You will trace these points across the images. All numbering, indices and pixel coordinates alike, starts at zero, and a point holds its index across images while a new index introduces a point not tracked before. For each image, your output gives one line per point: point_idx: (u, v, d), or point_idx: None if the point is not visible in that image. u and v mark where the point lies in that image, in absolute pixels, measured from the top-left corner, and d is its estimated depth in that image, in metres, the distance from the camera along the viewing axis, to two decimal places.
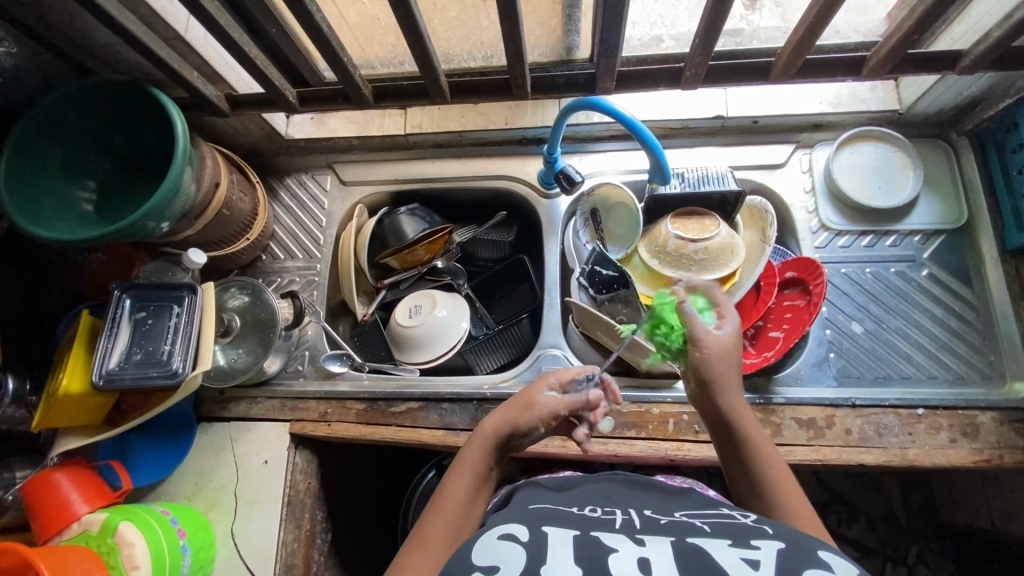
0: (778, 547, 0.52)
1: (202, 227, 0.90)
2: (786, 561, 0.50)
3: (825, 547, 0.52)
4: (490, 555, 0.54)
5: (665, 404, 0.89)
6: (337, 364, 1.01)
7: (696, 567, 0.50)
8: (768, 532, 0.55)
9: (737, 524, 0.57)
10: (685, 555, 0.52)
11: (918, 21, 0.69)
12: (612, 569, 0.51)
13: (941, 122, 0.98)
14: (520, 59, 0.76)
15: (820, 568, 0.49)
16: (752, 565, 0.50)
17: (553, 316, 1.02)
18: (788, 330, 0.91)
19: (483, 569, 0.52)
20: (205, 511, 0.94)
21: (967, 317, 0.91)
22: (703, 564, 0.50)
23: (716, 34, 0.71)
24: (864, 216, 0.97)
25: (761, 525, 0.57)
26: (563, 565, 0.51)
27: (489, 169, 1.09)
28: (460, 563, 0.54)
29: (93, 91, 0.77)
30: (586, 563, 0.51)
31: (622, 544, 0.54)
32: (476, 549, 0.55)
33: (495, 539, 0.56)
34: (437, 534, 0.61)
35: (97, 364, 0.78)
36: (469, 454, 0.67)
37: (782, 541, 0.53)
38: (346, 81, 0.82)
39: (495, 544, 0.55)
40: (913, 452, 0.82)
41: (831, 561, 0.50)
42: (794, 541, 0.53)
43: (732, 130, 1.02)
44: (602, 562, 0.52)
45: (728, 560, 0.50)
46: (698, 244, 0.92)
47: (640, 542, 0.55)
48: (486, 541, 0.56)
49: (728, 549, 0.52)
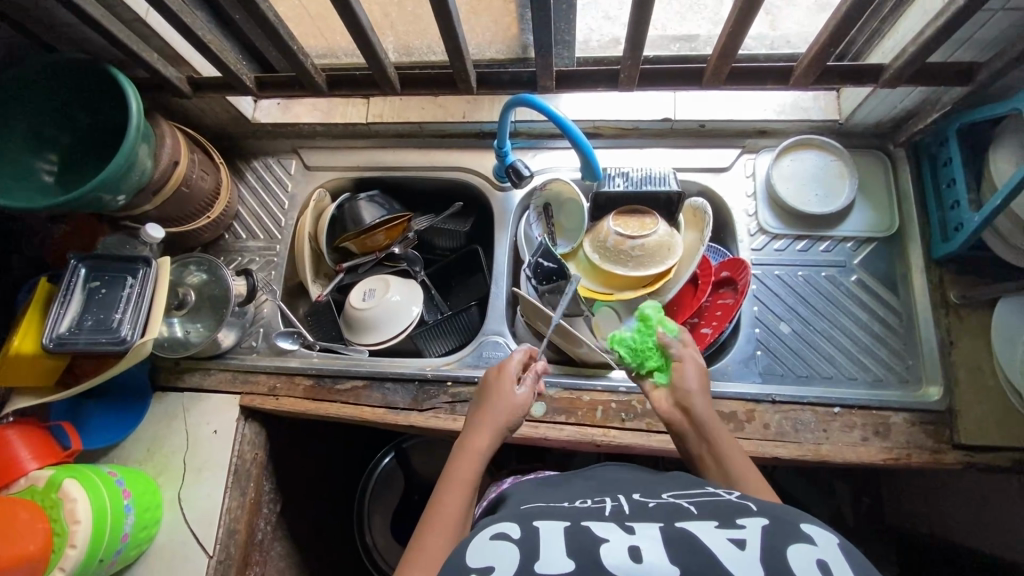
0: (762, 524, 0.56)
1: (160, 202, 0.94)
2: (771, 536, 0.54)
3: (805, 519, 0.57)
4: (484, 556, 0.56)
5: (594, 392, 0.93)
6: (289, 342, 1.04)
7: (687, 549, 0.54)
8: (751, 510, 0.59)
9: (723, 503, 0.61)
10: (674, 537, 0.55)
11: (833, 34, 0.73)
12: (604, 554, 0.54)
13: (880, 133, 1.02)
14: (461, 54, 0.80)
15: (803, 539, 0.54)
16: (738, 544, 0.54)
17: (499, 305, 1.06)
18: (717, 326, 0.94)
19: (478, 570, 0.54)
20: (155, 476, 0.98)
21: (890, 322, 0.94)
22: (693, 546, 0.54)
23: (643, 38, 0.75)
24: (801, 221, 1.00)
25: (745, 503, 0.61)
26: (555, 557, 0.54)
27: (448, 160, 1.12)
28: (456, 563, 0.56)
29: (54, 68, 0.81)
30: (579, 552, 0.54)
31: (613, 533, 0.57)
32: (471, 550, 0.57)
33: (487, 539, 0.59)
34: (440, 543, 0.63)
35: (49, 328, 0.82)
36: (464, 468, 0.70)
37: (766, 517, 0.57)
38: (297, 68, 0.86)
39: (487, 544, 0.57)
40: (826, 447, 0.86)
41: (812, 533, 0.55)
42: (777, 517, 0.57)
43: (681, 133, 1.06)
44: (595, 550, 0.54)
45: (716, 540, 0.54)
46: (636, 242, 0.95)
47: (629, 529, 0.58)
48: (480, 540, 0.58)
49: (714, 530, 0.56)
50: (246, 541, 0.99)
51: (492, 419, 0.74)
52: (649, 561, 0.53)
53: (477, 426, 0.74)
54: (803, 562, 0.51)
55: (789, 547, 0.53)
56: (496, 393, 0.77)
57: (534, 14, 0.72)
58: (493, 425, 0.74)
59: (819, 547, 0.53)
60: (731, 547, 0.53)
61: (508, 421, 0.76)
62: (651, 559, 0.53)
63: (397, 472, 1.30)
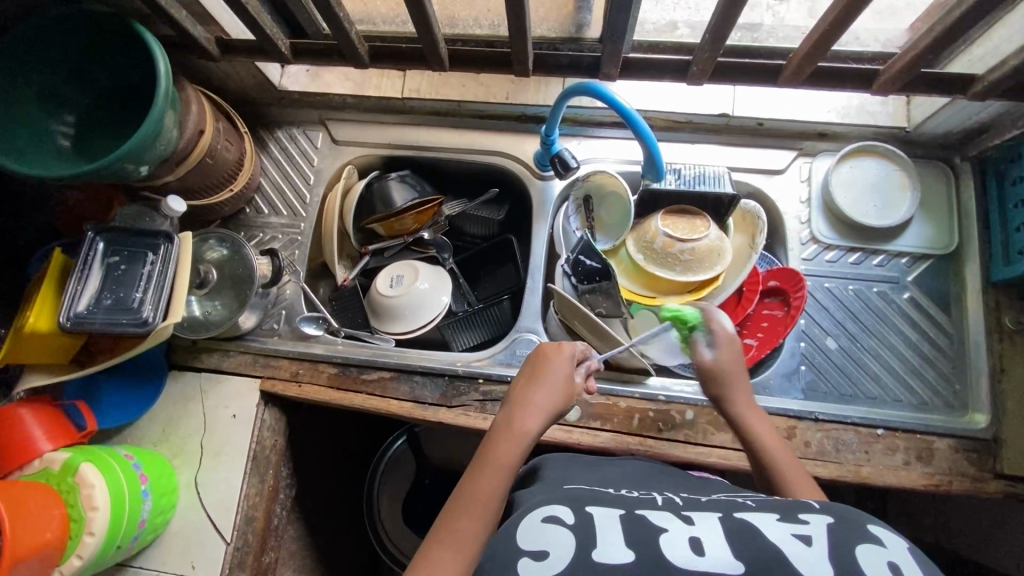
0: (827, 522, 0.54)
1: (183, 173, 0.88)
2: (837, 534, 0.52)
3: (870, 519, 0.55)
4: (537, 537, 0.54)
5: (630, 400, 0.90)
6: (313, 327, 1.00)
7: (751, 542, 0.51)
8: (813, 507, 0.57)
9: (782, 500, 0.59)
10: (736, 530, 0.53)
11: (935, 39, 0.67)
12: (664, 546, 0.52)
13: (946, 144, 0.96)
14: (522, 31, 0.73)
15: (871, 540, 0.51)
16: (805, 541, 0.51)
17: (534, 301, 1.01)
18: (761, 338, 0.92)
19: (533, 554, 0.52)
20: (171, 458, 0.95)
21: (941, 344, 0.91)
22: (758, 542, 0.51)
23: (727, 30, 0.70)
24: (855, 233, 0.96)
25: (805, 501, 0.59)
26: (614, 547, 0.52)
27: (486, 143, 1.06)
28: (508, 546, 0.54)
29: (72, 20, 0.73)
30: (640, 545, 0.52)
31: (671, 522, 0.55)
32: (522, 531, 0.55)
33: (538, 521, 0.56)
34: (470, 530, 0.60)
35: (66, 306, 0.77)
36: (506, 450, 0.65)
37: (829, 515, 0.55)
38: (341, 37, 0.79)
39: (540, 526, 0.55)
40: (867, 469, 0.84)
41: (880, 534, 0.52)
42: (843, 516, 0.54)
43: (736, 130, 1.01)
44: (654, 540, 0.53)
45: (781, 535, 0.52)
46: (685, 245, 0.91)
47: (688, 520, 0.56)
48: (531, 520, 0.56)
49: (776, 524, 0.54)
50: (263, 529, 0.96)
51: (539, 401, 0.69)
52: (712, 554, 0.51)
53: (523, 407, 0.69)
54: (873, 562, 0.49)
55: (857, 545, 0.51)
56: (546, 369, 0.72)
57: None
58: (541, 408, 0.69)
59: (888, 548, 0.51)
60: (798, 545, 0.50)
61: (560, 405, 0.70)
62: (713, 552, 0.51)
63: (410, 456, 1.27)
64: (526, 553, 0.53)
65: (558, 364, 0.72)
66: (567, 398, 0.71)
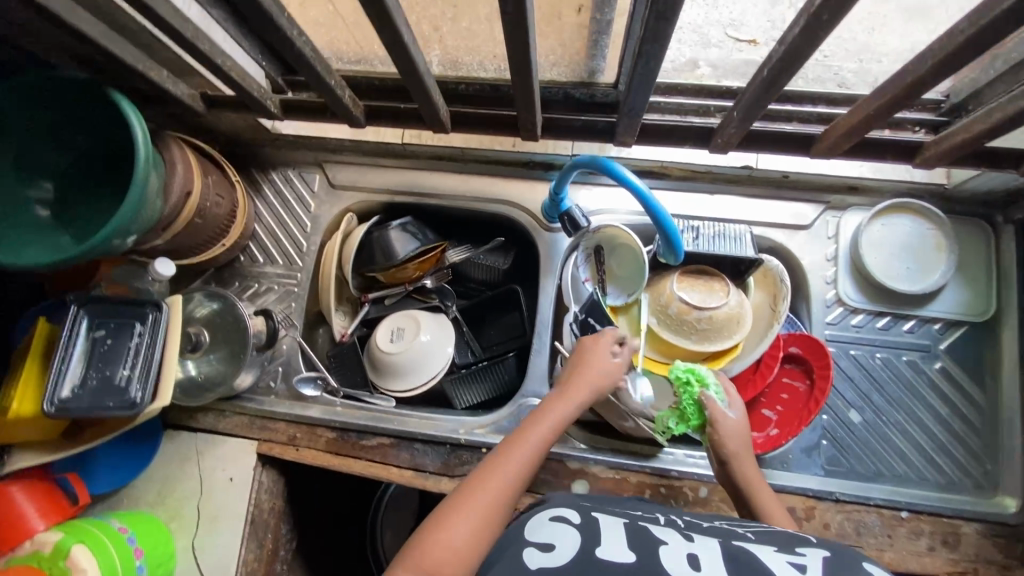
0: (825, 554, 0.56)
1: (171, 236, 0.83)
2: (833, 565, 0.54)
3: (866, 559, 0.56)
4: (544, 533, 0.60)
5: (642, 475, 0.86)
6: (311, 388, 0.96)
7: (746, 562, 0.54)
8: (811, 542, 0.60)
9: (782, 534, 0.62)
10: (735, 552, 0.56)
11: (995, 123, 0.60)
12: (665, 557, 0.56)
13: (989, 202, 0.89)
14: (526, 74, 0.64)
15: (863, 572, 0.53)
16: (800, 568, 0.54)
17: (540, 363, 0.96)
18: (782, 412, 0.88)
19: (539, 545, 0.58)
20: (167, 521, 0.92)
21: (971, 419, 0.86)
22: (752, 564, 0.54)
23: (759, 111, 0.65)
24: (885, 296, 0.90)
25: (804, 538, 0.61)
26: (616, 549, 0.57)
27: (491, 191, 1.00)
28: (517, 537, 0.60)
29: (44, 87, 0.68)
30: (640, 550, 0.56)
31: (672, 540, 0.59)
32: (532, 525, 0.62)
33: (547, 520, 0.62)
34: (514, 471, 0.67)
35: (48, 390, 0.73)
36: (552, 412, 0.74)
37: (827, 549, 0.57)
38: (333, 101, 0.73)
39: (547, 524, 0.61)
40: (889, 556, 0.80)
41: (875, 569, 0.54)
42: (839, 551, 0.57)
43: (759, 180, 0.94)
44: (654, 551, 0.57)
45: (777, 561, 0.55)
46: (702, 313, 0.85)
47: (690, 539, 0.60)
48: (539, 519, 0.62)
49: (775, 553, 0.56)
50: None
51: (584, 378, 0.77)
52: (707, 568, 0.54)
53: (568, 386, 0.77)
54: None
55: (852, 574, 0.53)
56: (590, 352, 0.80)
57: (639, 61, 0.61)
58: (584, 385, 0.77)
59: None
60: (792, 569, 0.53)
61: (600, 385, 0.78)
62: (709, 567, 0.54)
63: (412, 494, 1.23)
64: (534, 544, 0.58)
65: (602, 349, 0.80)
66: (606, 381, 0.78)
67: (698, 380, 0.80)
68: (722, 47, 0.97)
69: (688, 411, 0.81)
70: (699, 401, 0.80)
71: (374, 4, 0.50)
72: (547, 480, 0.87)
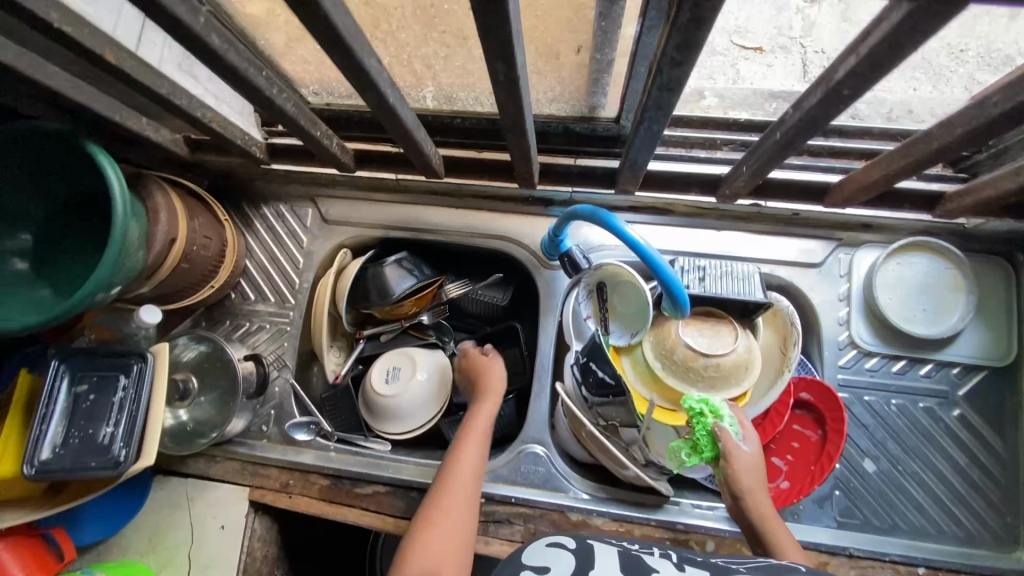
0: None
1: (157, 283, 0.80)
2: None
3: None
4: (541, 557, 0.54)
5: (647, 528, 0.83)
6: (303, 433, 0.93)
7: None
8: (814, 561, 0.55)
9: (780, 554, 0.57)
10: None
11: None
12: None
13: (1011, 239, 0.85)
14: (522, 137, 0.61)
15: None
16: None
17: (540, 406, 0.93)
18: (793, 461, 0.84)
19: (536, 567, 0.52)
20: (157, 570, 0.89)
21: (991, 469, 0.83)
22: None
23: (769, 169, 0.64)
24: (899, 339, 0.86)
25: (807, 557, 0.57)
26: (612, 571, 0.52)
27: (488, 226, 0.96)
28: (511, 561, 0.54)
29: (18, 140, 0.65)
30: None
31: (669, 567, 0.55)
32: (528, 552, 0.56)
33: (543, 546, 0.57)
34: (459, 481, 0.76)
35: (28, 454, 0.70)
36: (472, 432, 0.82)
37: None
38: (319, 148, 0.69)
39: (544, 549, 0.56)
40: None
41: None
42: None
43: (767, 217, 0.90)
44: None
45: None
46: (709, 359, 0.81)
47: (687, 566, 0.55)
48: (535, 546, 0.57)
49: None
50: None
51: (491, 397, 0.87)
52: None
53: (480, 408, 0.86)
54: None
55: None
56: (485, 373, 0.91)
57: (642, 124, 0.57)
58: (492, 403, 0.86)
59: None
60: None
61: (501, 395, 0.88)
62: None
63: None
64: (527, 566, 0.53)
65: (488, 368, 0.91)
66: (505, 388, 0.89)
67: (714, 413, 0.74)
68: (726, 55, 0.89)
69: (701, 443, 0.74)
70: (713, 434, 0.74)
71: (353, 69, 0.46)
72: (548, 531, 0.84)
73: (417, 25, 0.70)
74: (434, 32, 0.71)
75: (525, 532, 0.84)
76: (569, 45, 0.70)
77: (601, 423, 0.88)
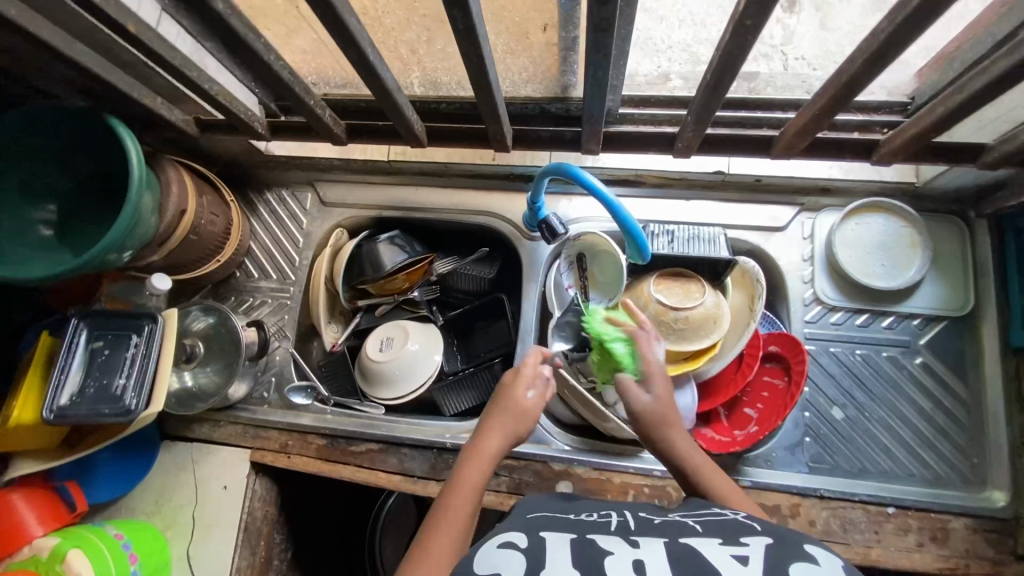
0: (764, 543, 0.54)
1: (168, 252, 0.88)
2: (772, 554, 0.52)
3: (807, 539, 0.55)
4: (492, 562, 0.53)
5: (626, 475, 0.87)
6: (302, 396, 0.99)
7: (693, 564, 0.51)
8: (755, 529, 0.57)
9: (724, 522, 0.59)
10: (679, 553, 0.52)
11: (936, 120, 0.63)
12: (610, 568, 0.52)
13: (961, 198, 0.91)
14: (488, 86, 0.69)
15: (802, 557, 0.52)
16: (742, 561, 0.51)
17: (525, 366, 0.99)
18: (763, 409, 0.88)
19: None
20: (164, 529, 0.95)
21: (956, 413, 0.86)
22: (693, 564, 0.51)
23: (710, 113, 0.70)
24: (862, 293, 0.91)
25: (747, 523, 0.58)
26: (562, 566, 0.52)
27: (474, 203, 1.04)
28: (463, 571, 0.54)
29: (48, 118, 0.74)
30: (586, 565, 0.52)
31: (618, 546, 0.54)
32: (480, 555, 0.55)
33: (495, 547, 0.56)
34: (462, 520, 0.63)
35: (48, 399, 0.76)
36: (475, 469, 0.67)
37: (769, 535, 0.55)
38: (314, 119, 0.78)
39: (494, 552, 0.54)
40: (877, 552, 0.79)
41: (813, 551, 0.53)
42: (780, 536, 0.55)
43: (733, 186, 0.96)
44: (598, 563, 0.52)
45: (719, 555, 0.52)
46: (679, 313, 0.86)
47: (634, 542, 0.55)
48: (487, 546, 0.56)
49: (717, 546, 0.54)
50: None
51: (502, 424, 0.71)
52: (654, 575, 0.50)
53: (484, 429, 0.71)
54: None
55: (793, 562, 0.51)
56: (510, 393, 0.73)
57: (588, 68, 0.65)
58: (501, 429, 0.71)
59: (820, 566, 0.51)
60: (733, 564, 0.51)
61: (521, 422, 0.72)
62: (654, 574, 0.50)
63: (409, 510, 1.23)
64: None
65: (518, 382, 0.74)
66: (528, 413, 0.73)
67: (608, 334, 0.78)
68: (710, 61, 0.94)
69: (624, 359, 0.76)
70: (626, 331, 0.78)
71: (336, 23, 0.57)
72: (532, 481, 0.88)
73: (400, 9, 0.82)
74: (416, 15, 0.82)
75: (509, 483, 0.89)
76: (535, 23, 0.80)
77: (583, 381, 0.92)
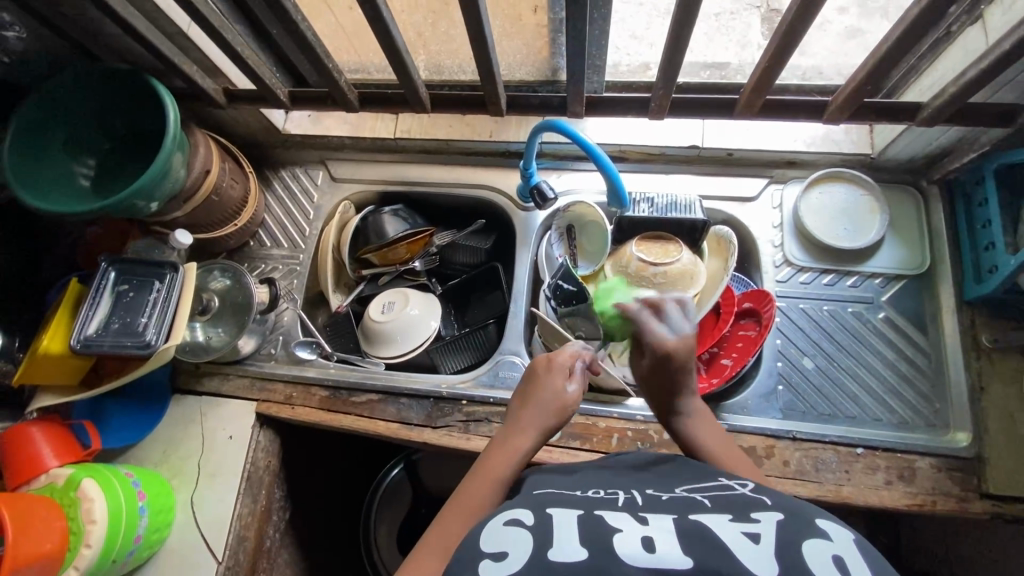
0: (776, 517, 0.49)
1: (190, 210, 0.97)
2: (786, 530, 0.47)
3: (821, 514, 0.50)
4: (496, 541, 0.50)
5: (609, 419, 0.92)
6: (308, 351, 1.06)
7: (702, 544, 0.46)
8: (766, 503, 0.51)
9: (732, 495, 0.54)
10: (688, 530, 0.48)
11: (869, 72, 0.73)
12: (617, 543, 0.47)
13: (913, 169, 1.00)
14: (485, 49, 0.78)
15: (817, 534, 0.47)
16: (753, 539, 0.46)
17: (517, 325, 1.05)
18: (738, 358, 0.94)
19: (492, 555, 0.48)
20: (169, 478, 0.99)
21: (918, 363, 0.92)
22: (707, 543, 0.46)
23: (677, 65, 0.79)
24: (827, 255, 0.99)
25: (757, 497, 0.53)
26: (567, 543, 0.48)
27: (472, 178, 1.13)
28: (469, 548, 0.50)
29: (98, 80, 0.84)
30: (593, 542, 0.47)
31: (625, 522, 0.50)
32: (486, 533, 0.52)
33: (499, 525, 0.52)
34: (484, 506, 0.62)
35: (78, 329, 0.84)
36: (502, 458, 0.65)
37: (780, 511, 0.50)
38: (331, 84, 0.88)
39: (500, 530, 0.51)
40: (847, 489, 0.83)
41: (827, 527, 0.48)
42: (792, 511, 0.50)
43: (707, 160, 1.06)
44: (605, 540, 0.48)
45: (728, 532, 0.47)
46: (658, 268, 0.93)
47: (642, 519, 0.50)
48: (492, 525, 0.52)
49: (727, 523, 0.49)
50: (255, 549, 0.98)
51: (532, 418, 0.68)
52: (662, 551, 0.46)
53: (514, 424, 0.68)
54: (818, 559, 0.44)
55: (807, 540, 0.46)
56: (539, 386, 0.70)
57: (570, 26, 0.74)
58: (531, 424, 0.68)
59: (834, 542, 0.46)
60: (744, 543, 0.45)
61: (553, 417, 0.68)
62: (663, 550, 0.46)
63: (406, 487, 1.23)
64: (486, 556, 0.49)
65: (552, 378, 0.70)
66: (557, 407, 0.69)
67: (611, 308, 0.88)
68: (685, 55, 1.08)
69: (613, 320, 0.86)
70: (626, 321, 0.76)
71: None
72: None
73: None
74: None
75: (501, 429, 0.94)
76: (528, 5, 0.94)
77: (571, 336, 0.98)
